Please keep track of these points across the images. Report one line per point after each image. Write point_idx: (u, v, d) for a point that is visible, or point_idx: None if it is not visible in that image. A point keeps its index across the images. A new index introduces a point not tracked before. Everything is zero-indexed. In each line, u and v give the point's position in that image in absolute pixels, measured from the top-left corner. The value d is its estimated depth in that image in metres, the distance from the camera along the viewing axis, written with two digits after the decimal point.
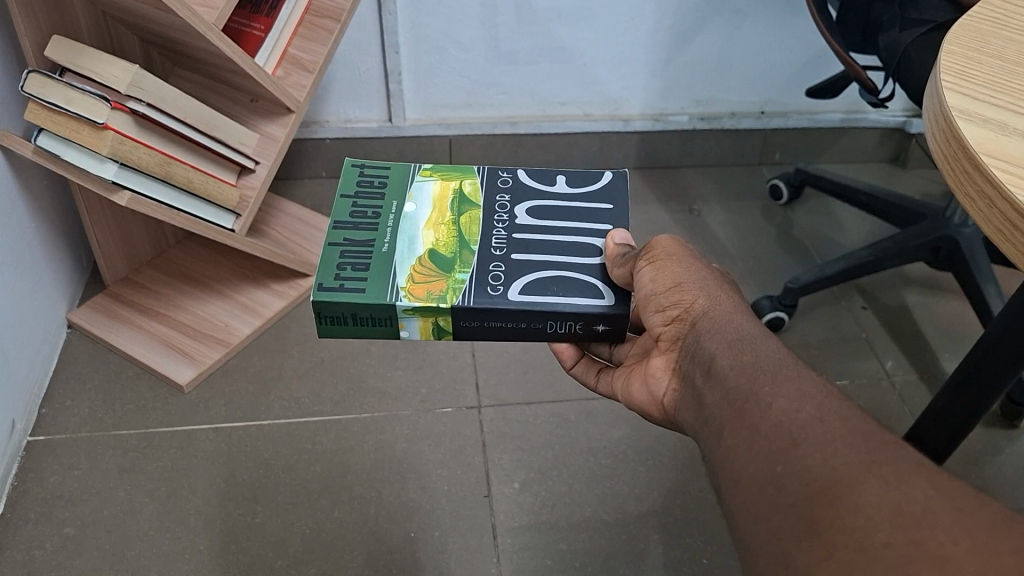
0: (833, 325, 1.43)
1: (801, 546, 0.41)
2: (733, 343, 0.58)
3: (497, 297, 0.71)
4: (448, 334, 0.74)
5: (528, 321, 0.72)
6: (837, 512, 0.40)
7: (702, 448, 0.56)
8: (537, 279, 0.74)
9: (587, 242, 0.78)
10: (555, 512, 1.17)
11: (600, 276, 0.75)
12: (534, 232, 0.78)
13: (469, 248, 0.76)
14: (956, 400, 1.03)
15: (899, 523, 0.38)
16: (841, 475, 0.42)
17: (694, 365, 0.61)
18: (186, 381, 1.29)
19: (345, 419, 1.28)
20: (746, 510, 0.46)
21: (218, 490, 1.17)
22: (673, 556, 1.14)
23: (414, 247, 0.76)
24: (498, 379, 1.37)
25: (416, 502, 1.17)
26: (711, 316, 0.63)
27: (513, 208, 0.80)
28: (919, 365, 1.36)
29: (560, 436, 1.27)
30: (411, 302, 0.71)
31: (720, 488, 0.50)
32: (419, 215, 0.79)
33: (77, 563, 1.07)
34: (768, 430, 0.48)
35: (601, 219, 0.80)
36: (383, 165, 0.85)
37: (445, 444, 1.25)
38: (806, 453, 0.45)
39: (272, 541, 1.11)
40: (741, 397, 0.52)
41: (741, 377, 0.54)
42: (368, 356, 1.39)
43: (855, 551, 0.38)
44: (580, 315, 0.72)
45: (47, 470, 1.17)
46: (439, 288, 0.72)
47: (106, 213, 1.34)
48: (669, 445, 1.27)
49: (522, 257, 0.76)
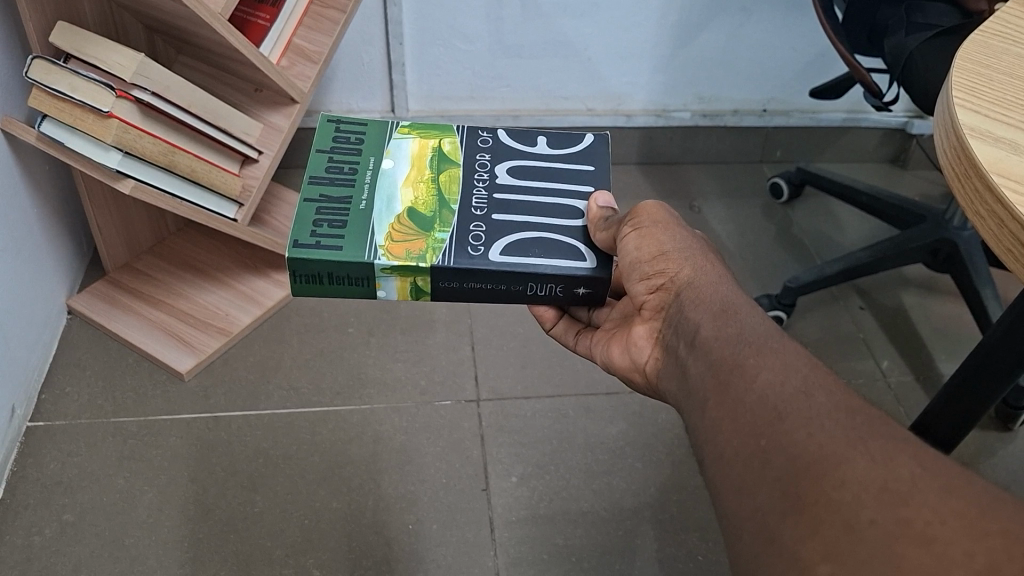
0: (831, 324, 1.44)
1: (786, 521, 0.41)
2: (716, 315, 0.59)
3: (477, 258, 0.73)
4: (426, 295, 0.75)
5: (509, 283, 0.73)
6: (823, 490, 0.41)
7: (684, 419, 0.56)
8: (518, 239, 0.75)
9: (569, 204, 0.78)
10: (552, 507, 1.18)
11: (582, 239, 0.76)
12: (514, 192, 0.78)
13: (449, 209, 0.76)
14: (950, 405, 1.04)
15: (883, 501, 0.38)
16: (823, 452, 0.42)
17: (678, 336, 0.62)
18: (186, 369, 1.29)
19: (344, 410, 1.29)
20: (729, 483, 0.47)
21: (218, 479, 1.17)
22: (666, 552, 1.14)
23: (392, 206, 0.76)
24: (497, 372, 1.37)
25: (413, 493, 1.18)
26: (697, 286, 0.63)
27: (492, 167, 0.81)
28: (914, 366, 1.37)
29: (559, 431, 1.28)
30: (389, 261, 0.72)
31: (704, 461, 0.51)
32: (397, 173, 0.79)
33: (76, 549, 1.07)
34: (752, 403, 0.49)
35: (583, 181, 0.81)
36: (360, 119, 0.85)
37: (443, 436, 1.26)
38: (792, 428, 0.45)
39: (270, 530, 1.12)
40: (724, 372, 0.53)
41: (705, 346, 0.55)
42: (368, 349, 1.40)
43: (840, 528, 0.39)
44: (561, 280, 0.74)
45: (47, 457, 1.18)
46: (418, 248, 0.73)
47: (107, 199, 1.35)
48: (667, 443, 1.28)
49: (503, 218, 0.76)
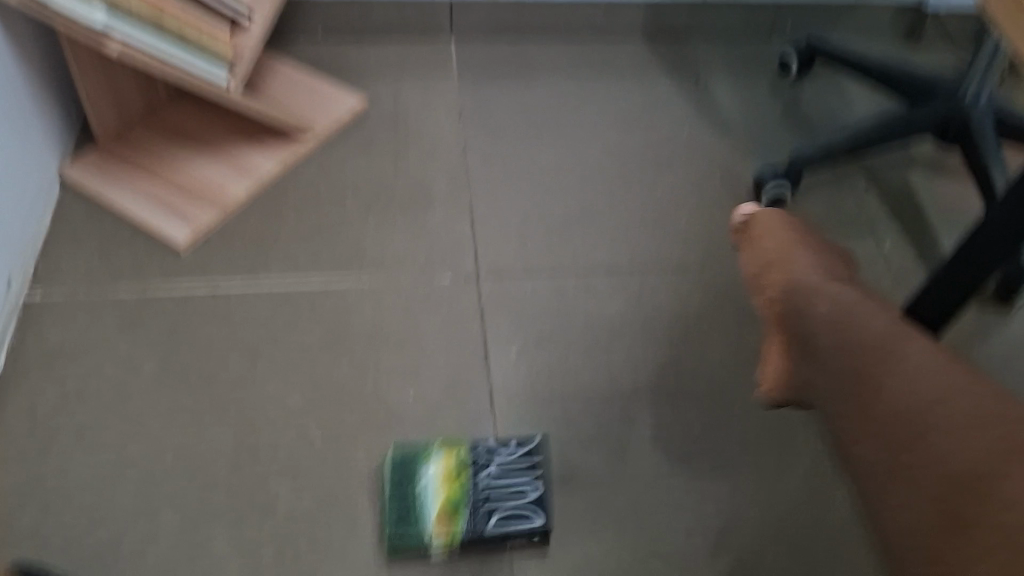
0: (834, 203, 1.46)
1: None
2: None
3: None
4: None
5: None
6: None
7: None
8: None
9: None
10: (549, 378, 1.23)
11: None
12: None
13: None
14: (949, 271, 1.07)
15: None
16: (981, 470, 0.70)
17: None
18: (184, 245, 1.32)
19: (344, 286, 1.31)
20: None
21: (219, 351, 1.22)
22: (662, 426, 1.19)
23: None
24: (498, 247, 1.39)
25: (415, 365, 1.23)
26: None
27: None
28: (916, 246, 1.41)
29: (559, 306, 1.32)
30: None
31: None
32: None
33: (79, 414, 1.14)
34: None
35: None
36: None
37: (442, 312, 1.29)
38: None
39: (271, 400, 1.18)
40: None
41: (891, 343, 0.87)
42: (365, 225, 1.40)
43: None
44: None
45: (45, 326, 1.22)
46: None
47: (96, 67, 1.32)
48: (666, 319, 1.32)
49: None
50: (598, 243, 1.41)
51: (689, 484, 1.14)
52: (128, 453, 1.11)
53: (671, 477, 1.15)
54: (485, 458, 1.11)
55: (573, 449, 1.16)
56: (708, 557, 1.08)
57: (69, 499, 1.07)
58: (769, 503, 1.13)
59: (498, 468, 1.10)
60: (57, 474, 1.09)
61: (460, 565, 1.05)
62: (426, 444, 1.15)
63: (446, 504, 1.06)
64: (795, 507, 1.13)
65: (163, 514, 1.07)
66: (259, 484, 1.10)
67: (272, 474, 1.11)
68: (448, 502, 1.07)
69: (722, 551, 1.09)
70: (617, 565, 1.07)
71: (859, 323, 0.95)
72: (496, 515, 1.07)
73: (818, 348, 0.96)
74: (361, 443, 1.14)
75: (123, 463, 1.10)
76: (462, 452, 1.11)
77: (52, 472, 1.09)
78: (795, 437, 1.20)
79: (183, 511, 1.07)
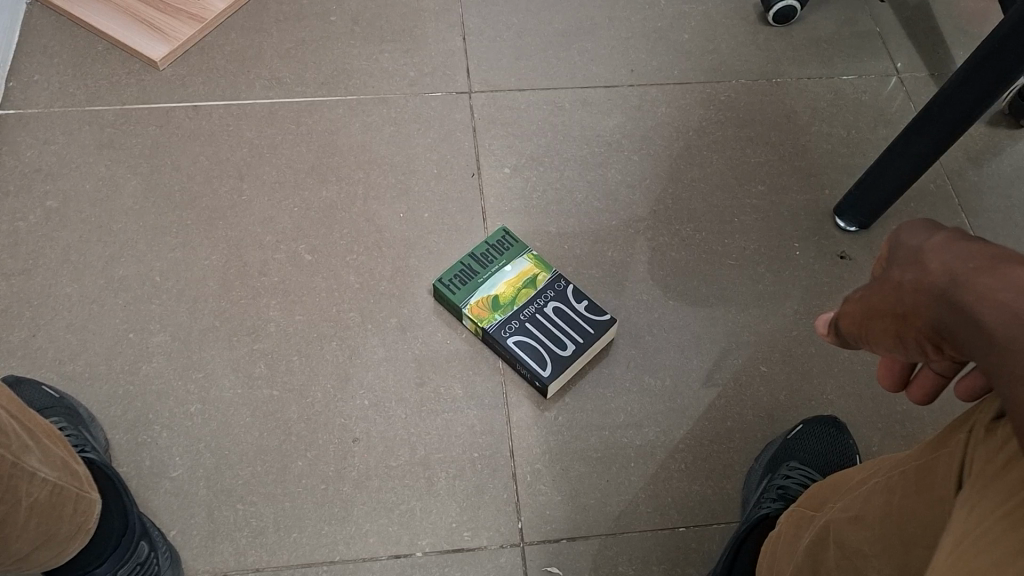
0: (847, 18, 1.42)
1: None
2: (849, 492, 0.61)
3: None
4: None
5: None
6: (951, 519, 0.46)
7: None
8: None
9: None
10: (544, 197, 1.20)
11: None
12: None
13: None
14: (957, 95, 1.00)
15: (959, 526, 0.43)
16: (947, 330, 0.46)
17: (813, 526, 0.64)
18: (161, 59, 1.25)
19: (329, 102, 1.26)
20: (893, 547, 0.53)
21: (202, 169, 1.18)
22: (660, 243, 1.18)
23: None
24: (489, 61, 1.33)
25: (406, 184, 1.20)
26: (838, 493, 0.64)
27: None
28: (929, 62, 1.37)
29: (555, 124, 1.27)
30: None
31: (849, 558, 0.56)
32: None
33: (63, 234, 1.11)
34: (877, 512, 0.54)
35: None
36: None
37: (433, 128, 1.25)
38: (932, 492, 0.50)
39: (261, 219, 1.15)
40: (844, 548, 0.57)
41: (916, 243, 0.51)
42: (353, 39, 1.33)
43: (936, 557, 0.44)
44: None
45: (22, 145, 1.18)
46: None
47: None
48: (665, 137, 1.28)
49: None
50: (596, 57, 1.35)
51: (689, 299, 1.13)
52: (115, 272, 1.09)
53: (668, 291, 1.13)
54: (555, 295, 1.08)
55: (568, 265, 1.14)
56: (704, 367, 1.08)
57: (58, 316, 1.05)
58: (768, 317, 1.13)
59: (556, 309, 1.07)
60: (42, 293, 1.07)
61: (454, 377, 1.05)
62: (420, 262, 1.13)
63: (489, 299, 1.07)
64: (795, 322, 1.12)
65: (155, 331, 1.05)
66: (250, 300, 1.09)
67: (263, 290, 1.09)
68: (493, 297, 1.07)
69: (722, 365, 1.09)
70: (615, 377, 1.06)
71: (891, 240, 0.54)
72: (526, 341, 1.05)
73: (858, 303, 0.55)
74: (354, 262, 1.13)
75: (110, 282, 1.08)
76: (543, 275, 1.09)
77: (37, 292, 1.07)
78: (793, 252, 1.18)
79: (175, 327, 1.06)
